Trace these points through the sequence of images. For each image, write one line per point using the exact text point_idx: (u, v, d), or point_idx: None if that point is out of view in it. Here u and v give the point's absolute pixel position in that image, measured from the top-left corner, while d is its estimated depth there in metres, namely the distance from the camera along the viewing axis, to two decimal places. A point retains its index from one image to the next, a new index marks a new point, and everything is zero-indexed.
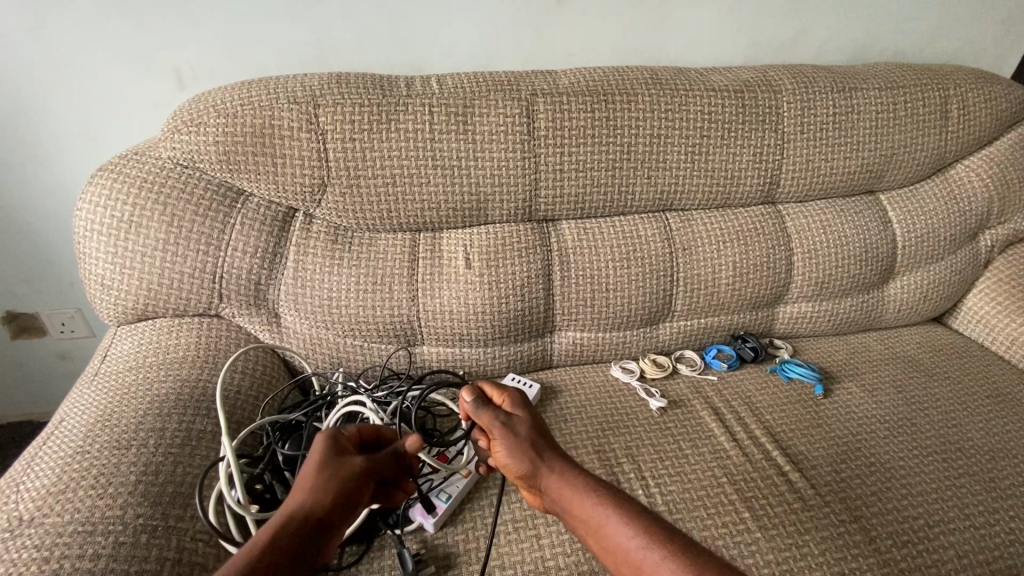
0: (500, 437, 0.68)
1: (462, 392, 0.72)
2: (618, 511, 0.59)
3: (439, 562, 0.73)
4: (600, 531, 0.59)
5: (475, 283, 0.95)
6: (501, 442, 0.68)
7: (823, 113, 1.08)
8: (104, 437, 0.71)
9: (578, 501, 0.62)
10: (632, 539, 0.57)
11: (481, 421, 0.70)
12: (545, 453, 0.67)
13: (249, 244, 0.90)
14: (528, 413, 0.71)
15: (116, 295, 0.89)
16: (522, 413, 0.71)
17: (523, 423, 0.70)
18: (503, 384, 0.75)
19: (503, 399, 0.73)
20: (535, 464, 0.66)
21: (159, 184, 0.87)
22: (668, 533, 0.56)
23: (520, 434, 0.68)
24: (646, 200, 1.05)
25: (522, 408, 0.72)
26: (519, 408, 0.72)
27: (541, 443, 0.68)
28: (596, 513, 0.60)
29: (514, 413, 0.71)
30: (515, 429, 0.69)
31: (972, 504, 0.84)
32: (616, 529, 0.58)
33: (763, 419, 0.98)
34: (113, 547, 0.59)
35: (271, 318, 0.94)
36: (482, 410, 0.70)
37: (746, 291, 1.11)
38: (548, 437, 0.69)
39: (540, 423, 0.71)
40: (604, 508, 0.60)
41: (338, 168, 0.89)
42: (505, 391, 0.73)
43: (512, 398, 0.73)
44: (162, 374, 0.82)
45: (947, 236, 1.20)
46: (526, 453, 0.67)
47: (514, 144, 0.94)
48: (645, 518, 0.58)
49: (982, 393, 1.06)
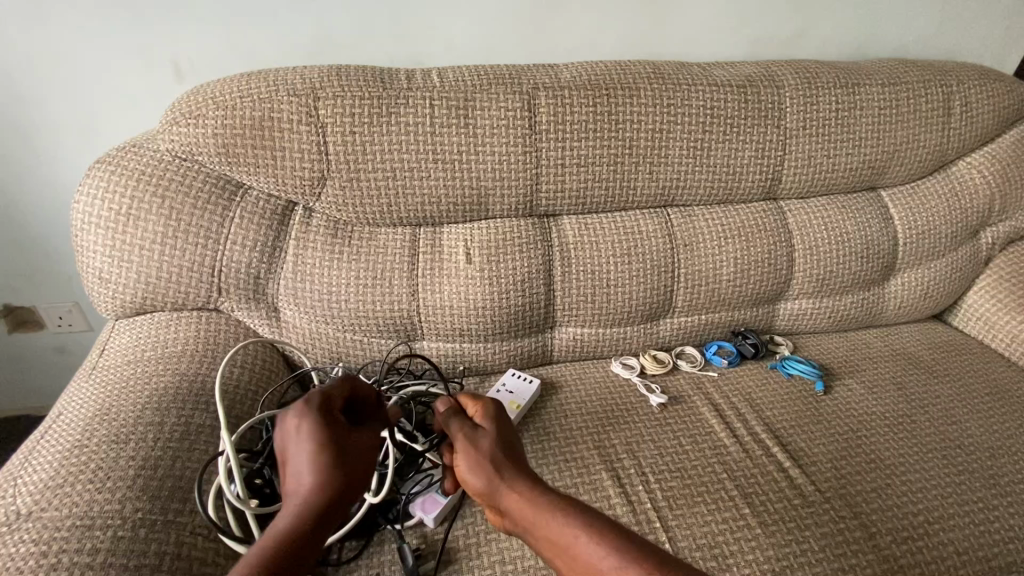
0: (465, 450, 0.64)
1: (438, 406, 0.71)
2: (586, 527, 0.54)
3: (439, 558, 0.72)
4: (569, 552, 0.54)
5: (475, 278, 0.95)
6: (465, 456, 0.64)
7: (825, 109, 1.08)
8: (101, 432, 0.70)
9: (542, 521, 0.56)
10: (603, 558, 0.52)
11: (450, 433, 0.67)
12: (508, 466, 0.62)
13: (248, 238, 0.89)
14: (496, 426, 0.68)
15: (114, 289, 0.88)
16: (490, 425, 0.67)
17: (487, 436, 0.66)
18: (474, 397, 0.73)
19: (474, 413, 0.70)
20: (495, 480, 0.61)
21: (158, 177, 0.86)
22: (641, 549, 0.52)
23: (484, 447, 0.64)
24: (647, 196, 1.04)
25: (489, 420, 0.68)
26: (488, 419, 0.68)
27: (505, 456, 0.63)
28: (562, 532, 0.55)
29: (484, 425, 0.68)
30: (480, 442, 0.65)
31: (971, 501, 0.84)
32: (584, 548, 0.53)
33: (764, 415, 0.97)
34: (111, 542, 0.59)
35: (271, 313, 0.94)
36: (452, 421, 0.68)
37: (747, 287, 1.10)
38: (514, 451, 0.65)
39: (508, 435, 0.67)
40: (570, 525, 0.55)
41: (338, 162, 0.88)
42: (478, 403, 0.71)
43: (483, 410, 0.70)
44: (160, 369, 0.81)
45: (948, 233, 1.20)
46: (487, 468, 0.62)
47: (515, 139, 0.94)
48: (615, 534, 0.53)
49: (982, 390, 1.06)
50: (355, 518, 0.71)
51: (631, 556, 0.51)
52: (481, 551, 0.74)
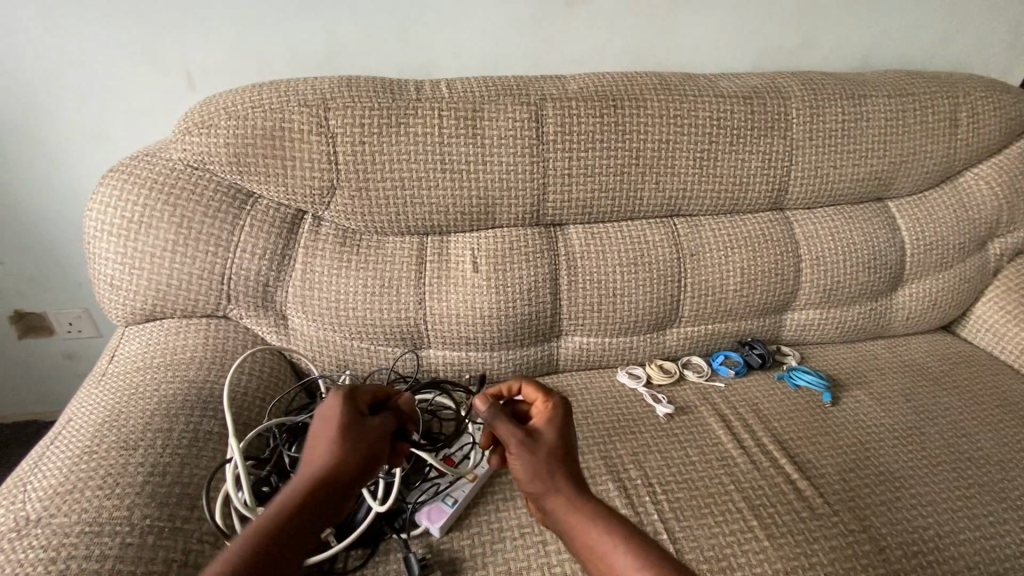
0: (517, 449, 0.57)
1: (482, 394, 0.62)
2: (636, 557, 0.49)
3: (444, 567, 0.72)
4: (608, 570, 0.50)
5: (483, 286, 0.95)
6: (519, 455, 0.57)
7: (831, 120, 1.08)
8: (111, 438, 0.71)
9: (586, 531, 0.52)
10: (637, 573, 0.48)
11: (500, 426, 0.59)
12: (563, 472, 0.56)
13: (257, 247, 0.90)
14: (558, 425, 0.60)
15: (125, 295, 0.89)
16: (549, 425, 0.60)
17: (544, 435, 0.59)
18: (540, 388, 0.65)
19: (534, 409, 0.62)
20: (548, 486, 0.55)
21: (169, 185, 0.87)
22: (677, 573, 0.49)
23: (540, 447, 0.57)
24: (654, 206, 1.05)
25: (551, 421, 0.60)
26: (550, 418, 0.61)
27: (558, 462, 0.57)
28: (608, 551, 0.50)
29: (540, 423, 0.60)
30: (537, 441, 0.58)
31: (982, 515, 0.83)
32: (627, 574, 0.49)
33: (771, 427, 0.97)
34: (119, 549, 0.59)
35: (279, 320, 0.94)
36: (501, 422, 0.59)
37: (754, 297, 1.10)
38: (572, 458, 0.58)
39: (568, 442, 0.59)
40: (618, 547, 0.50)
41: (347, 171, 0.89)
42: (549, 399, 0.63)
43: (548, 410, 0.61)
44: (169, 375, 0.82)
45: (956, 244, 1.20)
46: (541, 471, 0.56)
47: (522, 149, 0.94)
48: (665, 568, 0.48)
49: (992, 402, 1.05)
50: (362, 528, 0.71)
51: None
52: (487, 561, 0.73)
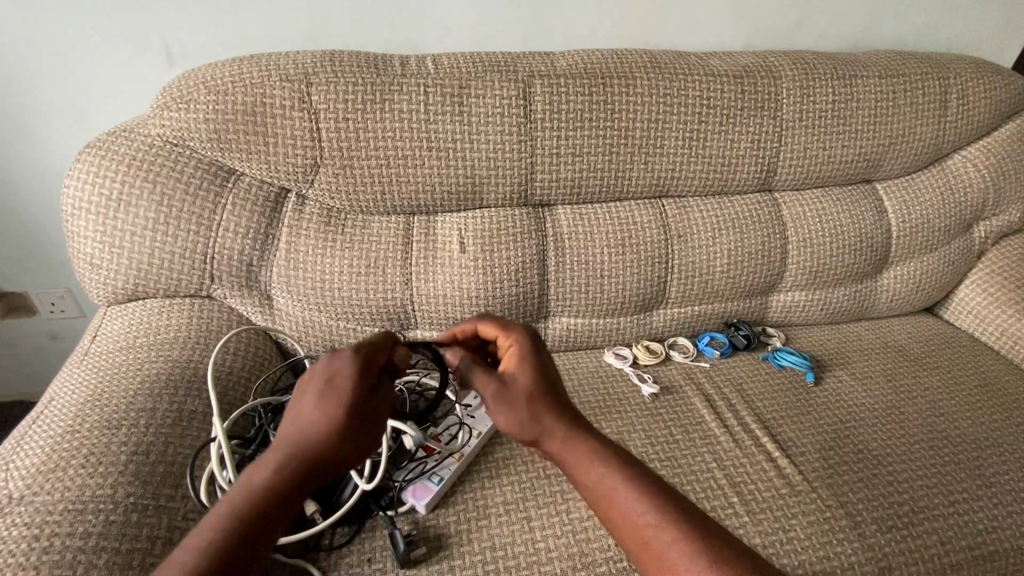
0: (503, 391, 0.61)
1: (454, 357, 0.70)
2: (634, 493, 0.55)
3: (430, 543, 0.73)
4: (608, 503, 0.56)
5: (469, 266, 0.95)
6: (499, 402, 0.60)
7: (822, 100, 1.08)
8: (94, 416, 0.70)
9: (585, 472, 0.57)
10: (644, 517, 0.54)
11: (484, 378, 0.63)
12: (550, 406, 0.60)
13: (240, 225, 0.88)
14: (529, 360, 0.63)
15: (105, 275, 0.88)
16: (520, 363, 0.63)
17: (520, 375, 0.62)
18: (504, 331, 0.67)
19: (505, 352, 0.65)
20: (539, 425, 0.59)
21: (148, 162, 0.86)
22: (680, 510, 0.55)
23: (519, 389, 0.60)
24: (642, 186, 1.04)
25: (518, 361, 0.63)
26: (519, 355, 0.64)
27: (541, 400, 0.60)
28: (609, 488, 0.56)
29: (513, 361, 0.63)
30: (514, 386, 0.61)
31: (957, 492, 0.86)
32: (625, 508, 0.55)
33: (754, 405, 0.99)
34: (103, 526, 0.58)
35: (264, 300, 0.93)
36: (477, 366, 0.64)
37: (741, 278, 1.11)
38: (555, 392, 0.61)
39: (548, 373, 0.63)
40: (618, 485, 0.56)
41: (331, 148, 0.88)
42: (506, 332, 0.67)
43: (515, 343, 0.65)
44: (153, 355, 0.81)
45: (941, 227, 1.21)
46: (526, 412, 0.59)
47: (510, 127, 0.93)
48: (659, 496, 0.56)
49: (971, 383, 1.07)
50: (347, 506, 0.71)
51: (668, 518, 0.53)
52: (473, 537, 0.74)
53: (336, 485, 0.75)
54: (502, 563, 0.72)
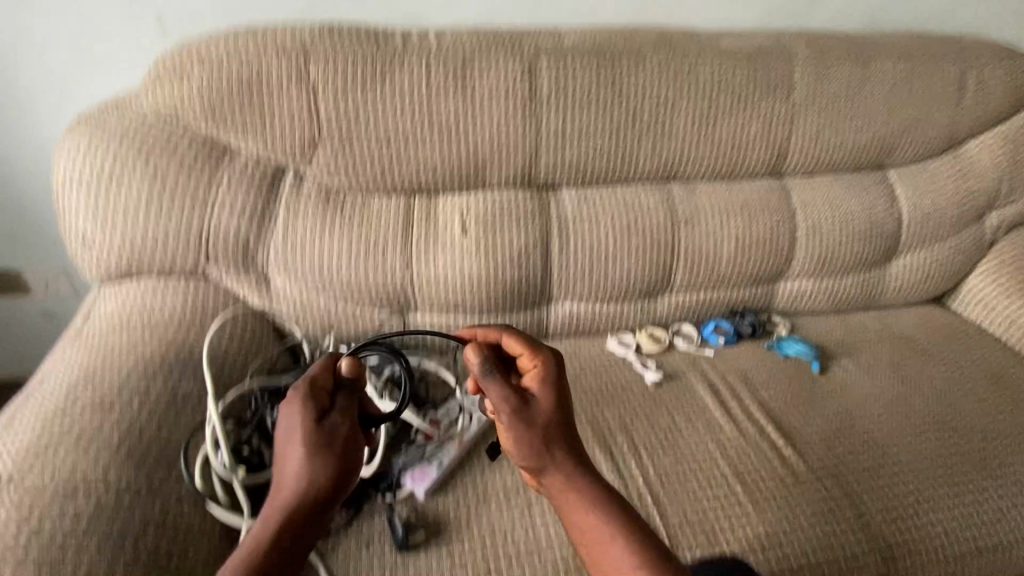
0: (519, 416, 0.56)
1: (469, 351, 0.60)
2: (625, 541, 0.53)
3: (428, 528, 0.72)
4: (596, 548, 0.54)
5: (471, 249, 0.93)
6: (511, 426, 0.56)
7: (836, 83, 1.05)
8: (85, 396, 0.68)
9: (576, 510, 0.55)
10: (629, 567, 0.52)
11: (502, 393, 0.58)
12: (559, 443, 0.56)
13: (236, 203, 0.86)
14: (553, 387, 0.60)
15: (98, 253, 0.85)
16: (544, 387, 0.59)
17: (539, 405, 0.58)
18: (533, 347, 0.63)
19: (529, 371, 0.61)
20: (546, 457, 0.56)
21: (141, 138, 0.83)
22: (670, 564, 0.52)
23: (536, 420, 0.57)
24: (650, 170, 1.01)
25: (546, 387, 0.59)
26: (543, 379, 0.60)
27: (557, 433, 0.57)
28: (598, 531, 0.53)
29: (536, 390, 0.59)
30: (532, 416, 0.57)
31: (963, 484, 0.84)
32: (612, 556, 0.52)
33: (759, 394, 0.97)
34: (94, 508, 0.57)
35: (260, 281, 0.90)
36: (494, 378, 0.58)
37: (747, 266, 1.08)
38: (569, 427, 0.58)
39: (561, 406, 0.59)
40: (608, 529, 0.53)
41: (329, 125, 0.85)
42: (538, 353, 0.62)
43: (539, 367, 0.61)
44: (147, 335, 0.79)
45: (953, 215, 1.18)
46: (537, 443, 0.56)
47: (515, 105, 0.90)
48: (651, 548, 0.53)
49: (978, 374, 1.05)
50: None
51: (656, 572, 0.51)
52: (472, 523, 0.73)
53: None
54: (501, 549, 0.71)
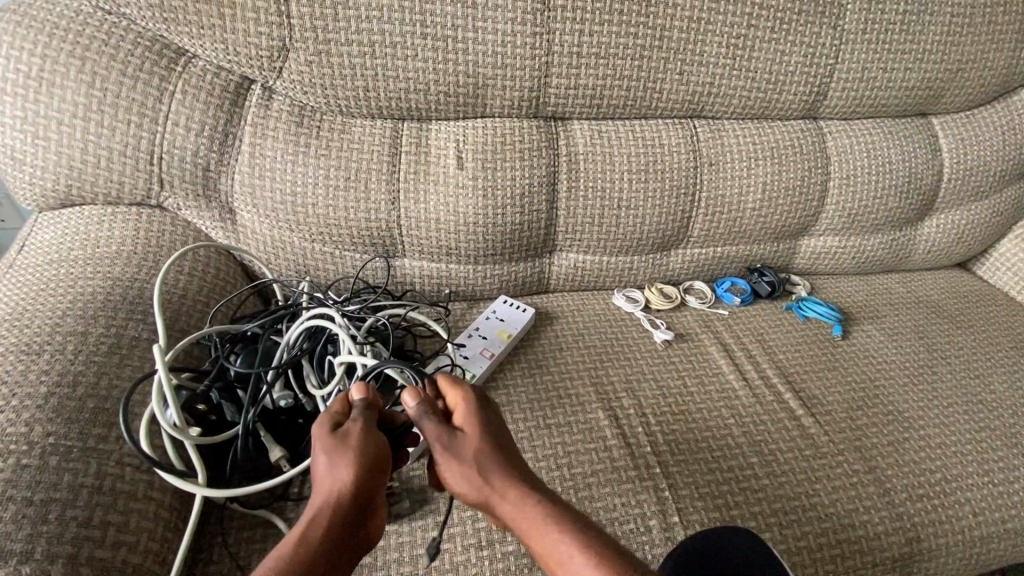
0: (443, 450, 0.48)
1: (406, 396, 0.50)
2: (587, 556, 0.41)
3: (413, 497, 0.65)
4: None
5: (468, 185, 0.81)
6: (447, 465, 0.48)
7: (891, 9, 0.91)
8: (9, 340, 0.58)
9: (534, 539, 0.44)
10: None
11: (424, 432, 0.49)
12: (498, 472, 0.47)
13: (194, 120, 0.73)
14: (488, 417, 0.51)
15: (30, 173, 0.73)
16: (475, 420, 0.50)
17: (469, 441, 0.49)
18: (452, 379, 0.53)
19: (456, 399, 0.52)
20: (484, 488, 0.47)
21: (75, 33, 0.69)
22: None
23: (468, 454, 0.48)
24: (674, 103, 0.89)
25: (470, 418, 0.50)
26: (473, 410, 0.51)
27: (493, 459, 0.48)
28: (560, 554, 0.42)
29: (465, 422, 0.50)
30: (462, 449, 0.48)
31: (992, 460, 0.78)
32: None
33: (775, 358, 0.89)
34: (13, 472, 0.48)
35: (225, 214, 0.80)
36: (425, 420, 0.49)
37: (772, 218, 0.98)
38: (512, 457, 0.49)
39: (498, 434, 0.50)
40: (567, 546, 0.42)
41: (303, 27, 0.71)
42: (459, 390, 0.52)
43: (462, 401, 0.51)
44: (89, 271, 0.68)
45: (997, 171, 1.08)
46: (472, 475, 0.47)
47: (525, 15, 0.77)
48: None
49: (1008, 343, 0.98)
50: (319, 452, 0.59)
51: None
52: None
53: (307, 429, 0.63)
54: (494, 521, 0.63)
